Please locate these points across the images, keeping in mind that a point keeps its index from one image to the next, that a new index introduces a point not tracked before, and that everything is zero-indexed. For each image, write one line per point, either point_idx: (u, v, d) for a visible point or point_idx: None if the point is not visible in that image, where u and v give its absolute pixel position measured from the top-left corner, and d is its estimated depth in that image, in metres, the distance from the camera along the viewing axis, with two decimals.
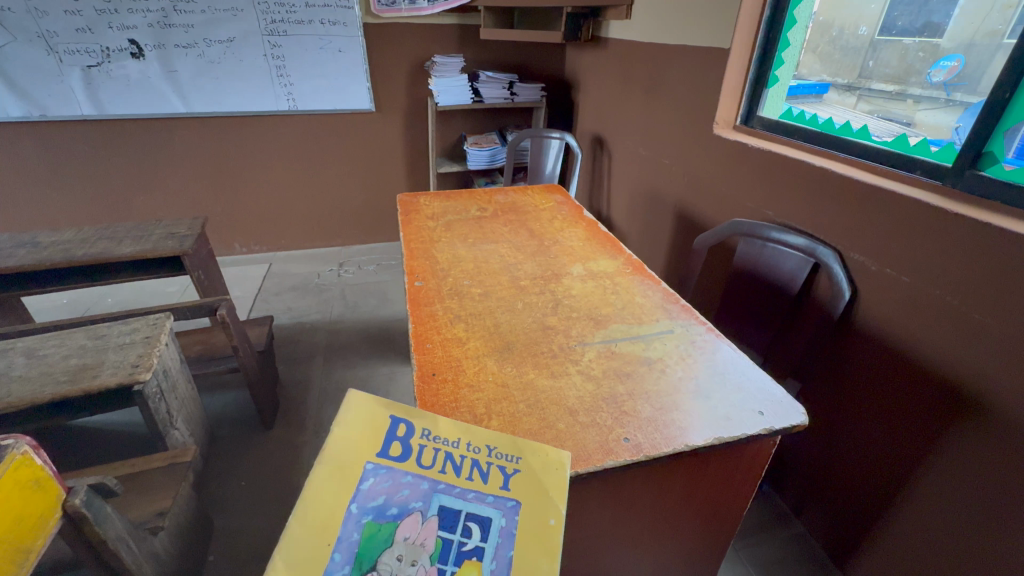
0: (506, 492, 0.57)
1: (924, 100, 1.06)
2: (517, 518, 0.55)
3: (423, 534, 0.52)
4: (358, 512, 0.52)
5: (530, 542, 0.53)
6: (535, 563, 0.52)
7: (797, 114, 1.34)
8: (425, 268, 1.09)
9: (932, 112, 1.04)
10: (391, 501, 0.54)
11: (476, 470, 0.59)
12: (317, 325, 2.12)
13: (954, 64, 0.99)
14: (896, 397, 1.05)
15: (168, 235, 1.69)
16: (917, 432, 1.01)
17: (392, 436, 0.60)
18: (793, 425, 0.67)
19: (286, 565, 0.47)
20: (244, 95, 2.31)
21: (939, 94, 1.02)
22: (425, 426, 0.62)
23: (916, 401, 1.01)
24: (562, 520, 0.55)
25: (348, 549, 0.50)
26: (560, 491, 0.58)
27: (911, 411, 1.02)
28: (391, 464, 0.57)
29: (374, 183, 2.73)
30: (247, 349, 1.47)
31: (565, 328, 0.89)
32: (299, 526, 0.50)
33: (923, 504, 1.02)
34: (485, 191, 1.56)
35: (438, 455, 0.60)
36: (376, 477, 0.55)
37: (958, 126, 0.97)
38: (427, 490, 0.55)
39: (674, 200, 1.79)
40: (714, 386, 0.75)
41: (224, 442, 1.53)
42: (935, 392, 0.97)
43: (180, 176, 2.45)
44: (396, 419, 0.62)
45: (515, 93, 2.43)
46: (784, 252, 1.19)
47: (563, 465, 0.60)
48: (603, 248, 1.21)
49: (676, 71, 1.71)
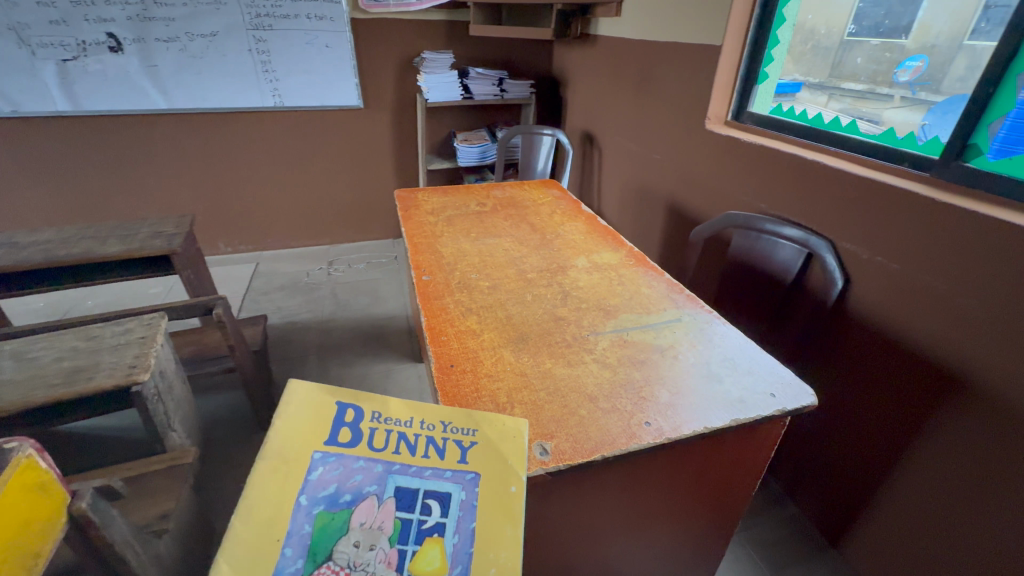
0: (465, 465, 0.57)
1: (891, 98, 1.15)
2: (477, 489, 0.55)
3: (380, 517, 0.51)
4: (308, 504, 0.51)
5: (496, 513, 0.54)
6: (500, 531, 0.52)
7: (788, 110, 1.38)
8: (431, 262, 1.09)
9: (899, 110, 1.12)
10: (343, 488, 0.53)
11: (431, 447, 0.59)
12: (310, 324, 2.10)
13: (920, 64, 1.08)
14: (888, 377, 1.09)
15: (155, 234, 1.65)
16: (912, 410, 1.05)
17: (340, 421, 0.60)
18: (804, 406, 0.70)
19: (230, 568, 0.46)
20: (227, 91, 2.26)
21: (905, 92, 1.11)
22: (374, 407, 0.62)
23: (904, 380, 1.06)
24: (523, 486, 0.56)
25: (301, 542, 0.49)
26: (521, 460, 0.59)
27: (901, 390, 1.07)
28: (341, 451, 0.57)
29: (362, 180, 2.70)
30: (243, 348, 1.44)
31: (576, 319, 0.90)
32: (244, 524, 0.49)
33: (915, 474, 1.06)
34: (481, 186, 1.57)
35: (391, 436, 0.59)
36: (325, 466, 0.55)
37: (925, 124, 1.05)
38: (381, 473, 0.55)
39: (665, 194, 1.83)
40: (725, 370, 0.77)
41: (221, 444, 1.50)
42: (921, 369, 1.02)
43: (162, 175, 2.38)
44: (341, 404, 0.61)
45: (504, 90, 2.44)
46: (779, 243, 1.22)
47: (521, 434, 0.62)
48: (605, 240, 1.23)
49: (666, 67, 1.74)
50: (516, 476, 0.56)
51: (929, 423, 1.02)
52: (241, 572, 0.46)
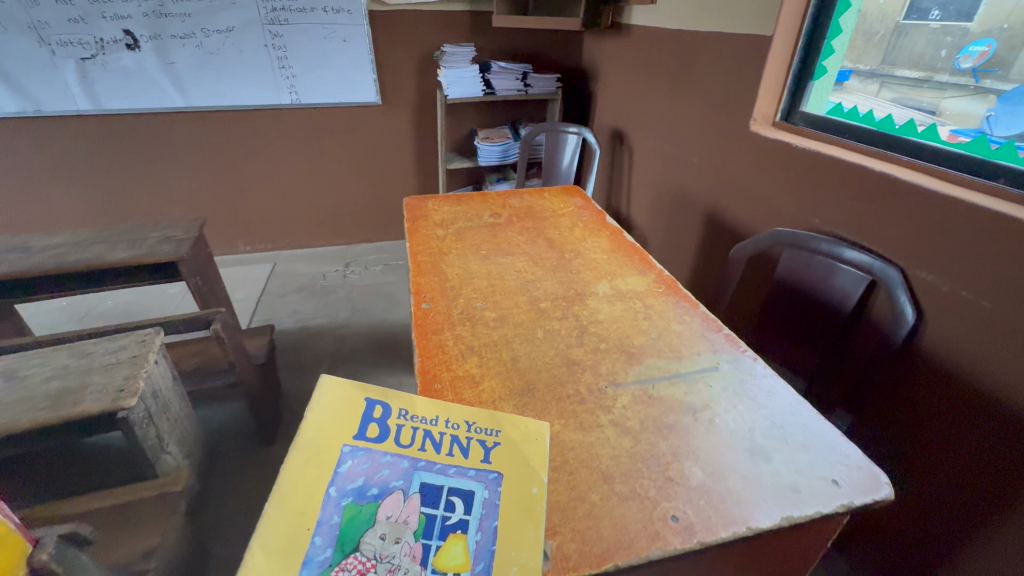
0: (488, 465, 0.59)
1: (950, 87, 1.01)
2: (499, 489, 0.56)
3: (405, 512, 0.54)
4: (337, 495, 0.54)
5: (519, 513, 0.54)
6: (522, 532, 0.52)
7: (848, 110, 1.20)
8: (433, 285, 0.98)
9: (959, 99, 0.99)
10: (370, 482, 0.56)
11: (455, 445, 0.61)
12: (323, 330, 2.03)
13: (985, 49, 0.94)
14: (966, 429, 0.92)
15: (164, 239, 1.59)
16: (992, 472, 0.88)
17: (369, 417, 0.63)
18: (876, 499, 0.56)
19: (264, 552, 0.48)
20: (244, 88, 2.21)
21: (967, 80, 0.98)
22: (402, 405, 0.65)
23: (987, 438, 0.88)
24: (545, 487, 0.57)
25: (330, 532, 0.51)
26: (542, 461, 0.60)
27: (977, 447, 0.90)
28: (369, 445, 0.60)
29: (381, 179, 2.62)
30: (245, 362, 1.38)
31: (593, 364, 0.77)
32: (278, 511, 0.52)
33: (998, 553, 0.88)
34: (498, 193, 1.44)
35: (417, 433, 0.63)
36: (354, 459, 0.58)
37: (991, 114, 0.94)
38: (407, 469, 0.58)
39: (702, 201, 1.66)
40: (773, 444, 0.63)
41: (225, 460, 1.45)
42: (1010, 428, 0.85)
43: (182, 173, 2.35)
44: (370, 401, 0.65)
45: (529, 85, 2.29)
46: (839, 267, 1.05)
47: (542, 436, 0.63)
48: (631, 261, 1.08)
49: (707, 61, 1.56)
50: (538, 477, 0.57)
51: (1007, 488, 0.86)
52: (274, 558, 0.48)
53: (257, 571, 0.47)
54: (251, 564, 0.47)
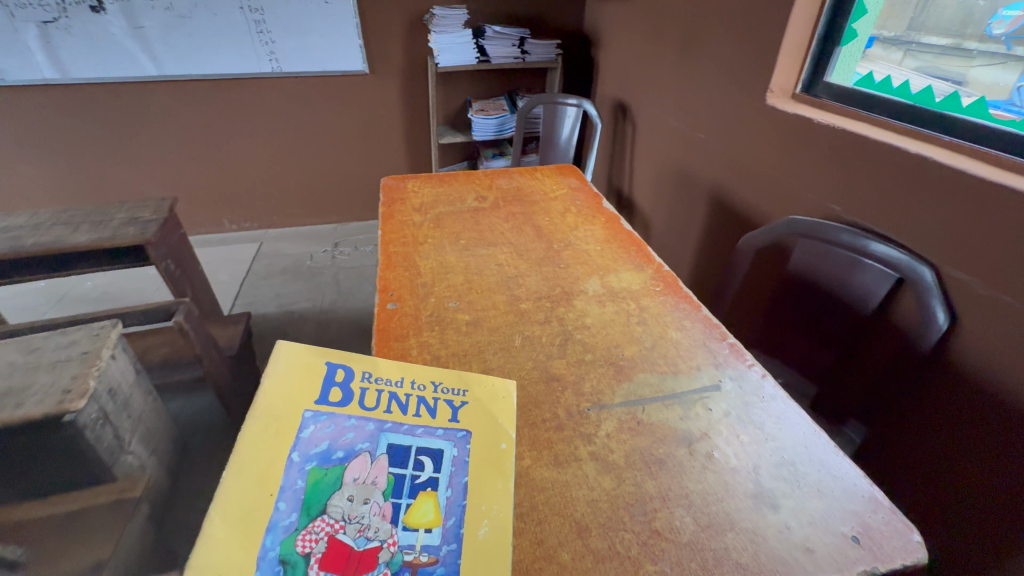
0: (456, 424, 0.57)
1: (980, 55, 0.91)
2: (469, 447, 0.55)
3: (374, 473, 0.51)
4: (300, 460, 0.51)
5: (488, 469, 0.53)
6: (491, 486, 0.52)
7: (880, 81, 1.06)
8: (402, 281, 0.87)
9: (989, 69, 0.89)
10: (336, 445, 0.52)
11: (423, 406, 0.59)
12: (306, 315, 1.94)
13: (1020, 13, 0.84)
14: (969, 435, 0.85)
15: (130, 221, 1.48)
16: (1000, 496, 0.80)
17: (330, 380, 0.59)
18: (912, 561, 0.47)
19: (222, 521, 0.45)
20: (221, 55, 2.05)
21: (998, 48, 0.88)
22: (365, 367, 0.62)
23: (985, 440, 0.82)
24: (514, 443, 0.57)
25: (294, 497, 0.48)
26: (509, 417, 0.60)
27: (981, 452, 0.83)
28: (332, 409, 0.56)
29: (371, 154, 2.48)
30: (214, 355, 1.30)
31: (575, 381, 0.67)
32: (235, 481, 0.48)
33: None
34: (485, 172, 1.32)
35: (382, 395, 0.60)
36: (317, 424, 0.54)
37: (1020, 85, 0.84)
38: (373, 431, 0.55)
39: (708, 181, 1.53)
40: (782, 486, 0.53)
41: (198, 454, 1.39)
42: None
43: (161, 147, 2.23)
44: (331, 363, 0.61)
45: (526, 52, 2.12)
46: (861, 263, 0.93)
47: (510, 394, 0.63)
48: (627, 253, 0.97)
49: (720, 23, 1.40)
50: (507, 433, 0.57)
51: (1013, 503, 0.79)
52: (234, 526, 0.45)
53: (216, 541, 0.44)
54: (209, 535, 0.44)
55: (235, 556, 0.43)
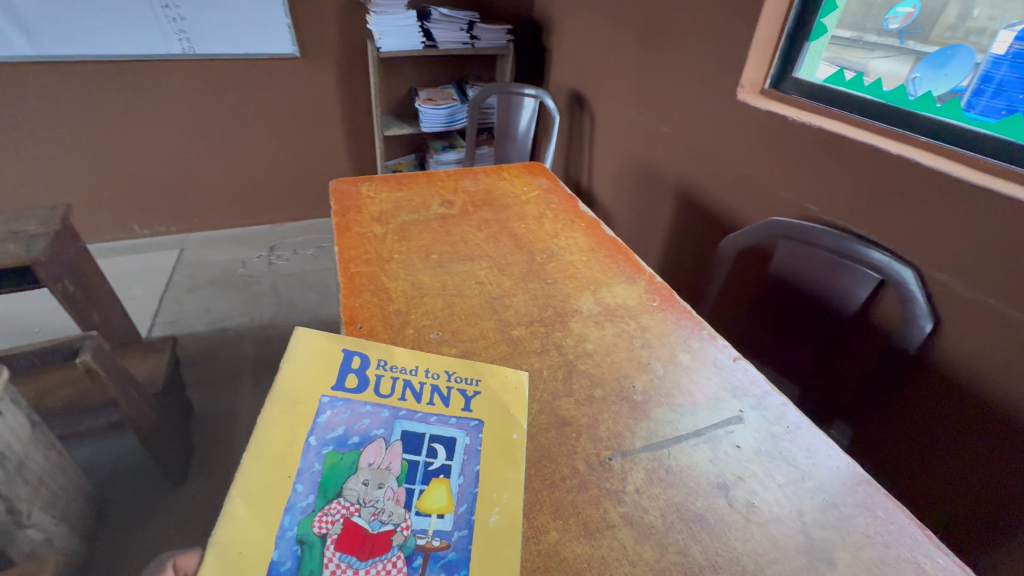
0: (469, 413, 0.57)
1: (878, 49, 1.04)
2: (481, 436, 0.55)
3: (388, 458, 0.52)
4: (317, 444, 0.51)
5: (500, 458, 0.53)
6: (502, 474, 0.52)
7: (849, 79, 1.05)
8: (371, 309, 0.75)
9: (885, 60, 1.02)
10: (351, 431, 0.53)
11: (436, 395, 0.59)
12: (242, 333, 1.73)
13: (911, 10, 0.98)
14: (955, 433, 0.87)
15: (9, 236, 1.21)
16: (985, 489, 0.84)
17: (347, 367, 0.60)
18: None
19: (243, 500, 0.46)
20: (118, 32, 1.75)
21: (892, 41, 1.01)
22: (381, 356, 0.62)
23: (964, 435, 0.86)
24: (524, 433, 0.57)
25: (311, 479, 0.48)
26: (522, 408, 0.59)
27: (969, 448, 0.85)
28: (348, 396, 0.56)
29: (306, 147, 2.25)
30: (133, 396, 1.09)
31: (589, 424, 0.59)
32: (256, 461, 0.49)
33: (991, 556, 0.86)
34: (447, 172, 1.20)
35: (397, 382, 0.60)
36: (333, 409, 0.55)
37: (914, 76, 0.95)
38: (388, 418, 0.55)
39: (674, 177, 1.50)
40: (830, 534, 0.49)
41: (123, 507, 1.20)
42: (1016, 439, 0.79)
43: (47, 141, 1.89)
44: (347, 351, 0.62)
45: (475, 37, 1.99)
46: (844, 266, 0.92)
47: (521, 384, 0.62)
48: (614, 263, 0.90)
49: (684, 13, 1.35)
50: (518, 423, 0.57)
51: (1000, 496, 0.82)
52: (256, 504, 0.46)
53: (238, 521, 0.44)
54: (231, 513, 0.45)
55: (256, 536, 0.44)
